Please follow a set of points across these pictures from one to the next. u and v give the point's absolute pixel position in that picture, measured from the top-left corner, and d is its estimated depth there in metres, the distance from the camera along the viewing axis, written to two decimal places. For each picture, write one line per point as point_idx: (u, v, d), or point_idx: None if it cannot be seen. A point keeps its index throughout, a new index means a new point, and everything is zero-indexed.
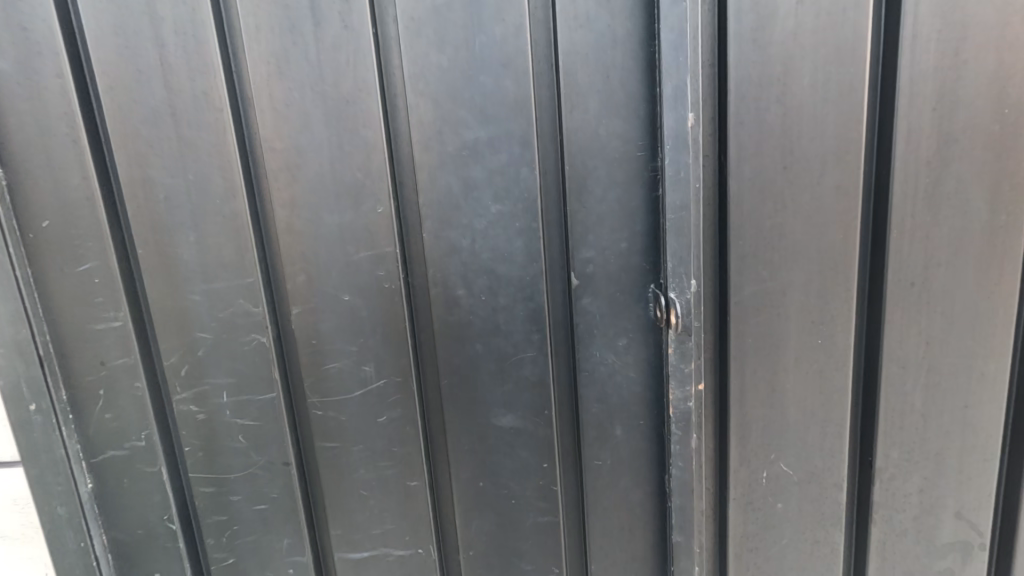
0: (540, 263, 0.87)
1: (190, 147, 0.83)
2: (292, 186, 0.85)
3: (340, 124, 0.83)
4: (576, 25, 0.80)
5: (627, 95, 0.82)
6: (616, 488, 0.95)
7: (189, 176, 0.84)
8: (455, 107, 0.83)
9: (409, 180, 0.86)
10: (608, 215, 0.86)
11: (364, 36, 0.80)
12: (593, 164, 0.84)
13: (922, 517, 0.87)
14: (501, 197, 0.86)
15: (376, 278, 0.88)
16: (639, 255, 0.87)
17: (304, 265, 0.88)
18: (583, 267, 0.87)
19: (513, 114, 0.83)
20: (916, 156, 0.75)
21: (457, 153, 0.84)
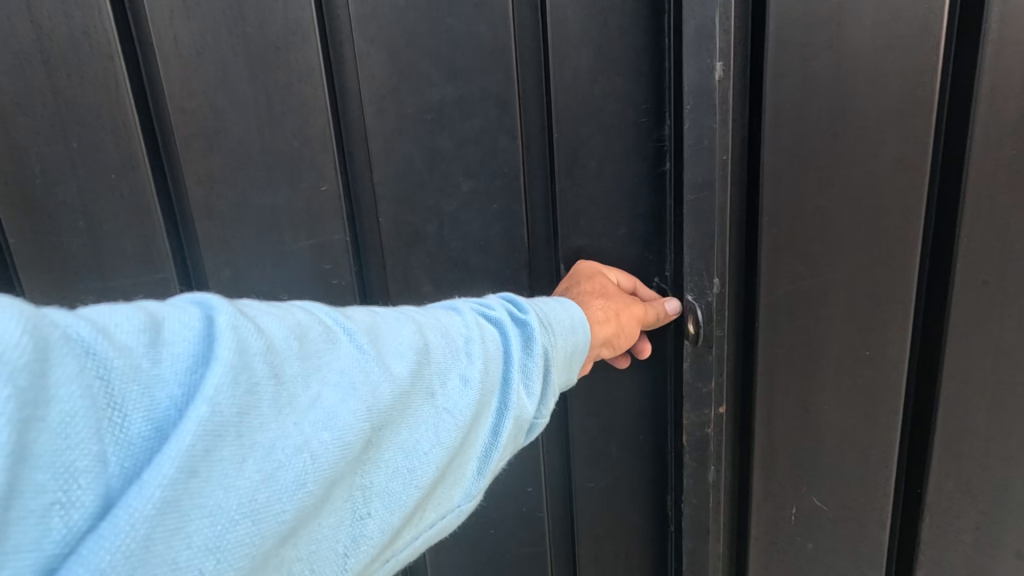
0: (522, 253, 0.73)
1: (72, 104, 0.64)
2: (209, 157, 0.67)
3: (269, 76, 0.65)
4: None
5: (629, 44, 0.67)
6: (609, 512, 0.82)
7: (71, 143, 0.65)
8: (416, 57, 0.66)
9: (362, 151, 0.69)
10: (604, 195, 0.71)
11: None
12: (587, 132, 0.69)
13: (976, 559, 0.77)
14: (475, 172, 0.70)
15: (322, 273, 0.72)
16: (640, 243, 0.73)
17: (229, 257, 0.70)
18: (574, 257, 0.73)
19: (489, 68, 0.67)
20: (996, 122, 0.61)
21: (419, 117, 0.68)
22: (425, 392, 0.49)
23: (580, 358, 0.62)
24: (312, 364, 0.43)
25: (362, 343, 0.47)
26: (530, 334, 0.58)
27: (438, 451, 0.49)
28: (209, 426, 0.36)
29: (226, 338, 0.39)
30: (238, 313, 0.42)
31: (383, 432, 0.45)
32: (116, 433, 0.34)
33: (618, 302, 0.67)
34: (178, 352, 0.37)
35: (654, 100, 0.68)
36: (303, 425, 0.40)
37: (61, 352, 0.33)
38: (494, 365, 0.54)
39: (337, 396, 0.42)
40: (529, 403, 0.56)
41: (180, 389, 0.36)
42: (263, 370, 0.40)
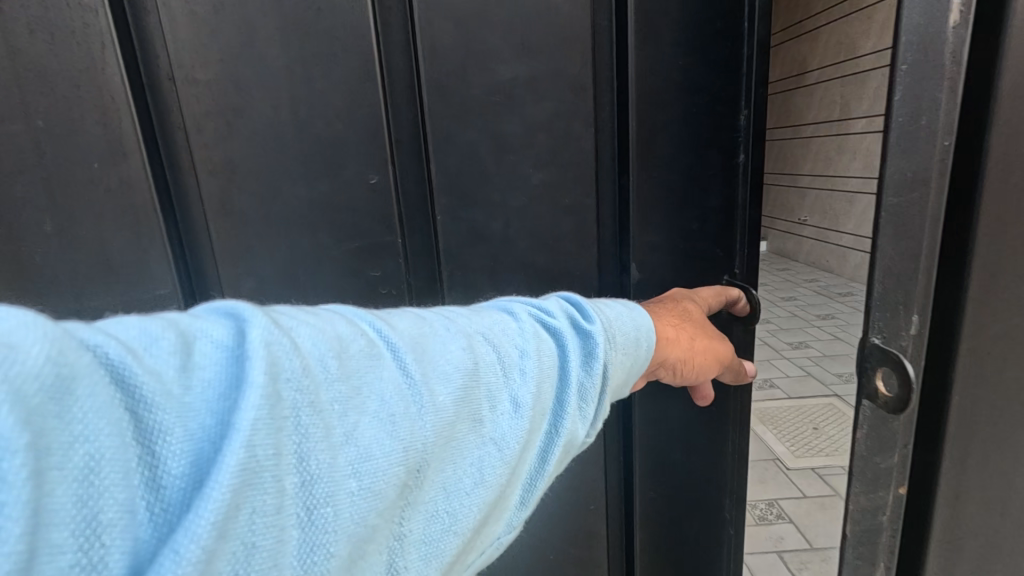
0: (592, 251, 0.68)
1: (36, 70, 0.48)
2: (231, 143, 0.55)
3: (309, 44, 0.54)
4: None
5: (709, 25, 0.63)
6: (667, 515, 0.83)
7: (35, 123, 0.49)
8: (484, 30, 0.58)
9: (418, 139, 0.60)
10: (677, 188, 0.67)
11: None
12: (657, 119, 0.65)
13: None
14: (545, 164, 0.63)
15: (369, 282, 0.62)
16: (710, 239, 0.70)
17: (254, 266, 0.58)
18: (644, 254, 0.69)
19: (562, 46, 0.60)
20: None
21: (485, 100, 0.60)
22: (471, 416, 0.44)
23: (641, 367, 0.59)
24: (353, 390, 0.37)
25: (405, 363, 0.41)
26: (593, 347, 0.54)
27: (479, 489, 0.43)
28: (249, 468, 0.30)
29: (257, 360, 0.33)
30: (276, 330, 0.36)
31: (430, 467, 0.40)
32: (145, 477, 0.28)
33: (694, 329, 0.65)
34: (212, 380, 0.32)
35: (729, 87, 0.64)
36: (342, 465, 0.34)
37: (79, 379, 0.27)
38: (547, 383, 0.50)
39: (377, 430, 0.36)
40: (581, 427, 0.53)
41: (215, 422, 0.30)
42: (304, 400, 0.34)
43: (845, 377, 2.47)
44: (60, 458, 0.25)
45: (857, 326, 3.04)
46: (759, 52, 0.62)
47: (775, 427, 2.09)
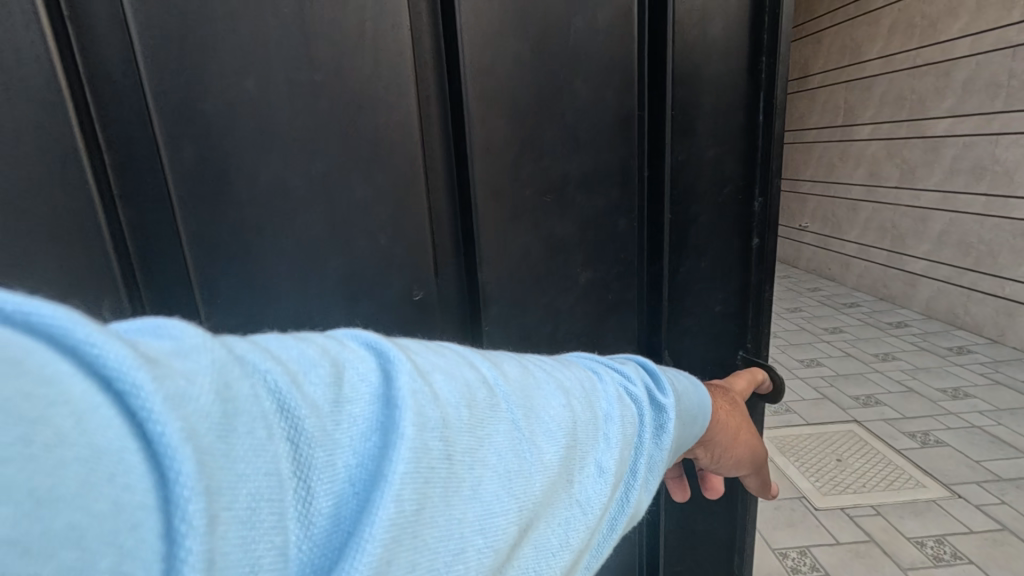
0: (636, 343, 0.74)
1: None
2: (259, 253, 0.54)
3: (354, 149, 0.55)
4: (684, 34, 0.63)
5: (750, 133, 0.68)
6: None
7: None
8: (536, 135, 0.61)
9: (461, 241, 0.64)
10: (705, 275, 0.73)
11: (395, 22, 0.54)
12: (696, 211, 0.70)
13: None
14: (592, 263, 0.68)
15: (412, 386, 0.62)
16: (733, 318, 0.76)
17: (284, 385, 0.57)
18: (676, 333, 0.75)
19: (611, 150, 0.65)
20: None
21: (539, 200, 0.63)
22: (569, 472, 0.41)
23: (688, 443, 0.57)
24: (478, 442, 0.35)
25: (517, 415, 0.39)
26: (665, 421, 0.51)
27: (567, 555, 0.39)
28: (393, 525, 0.28)
29: (407, 407, 0.32)
30: (421, 374, 0.35)
31: (532, 526, 0.37)
32: (304, 523, 0.26)
33: (739, 419, 0.66)
34: (361, 422, 0.30)
35: (748, 173, 0.70)
36: (466, 520, 0.32)
37: (254, 412, 0.26)
38: (629, 451, 0.46)
39: (496, 486, 0.34)
40: (646, 499, 0.49)
41: (363, 469, 0.29)
42: (444, 451, 0.32)
43: (862, 400, 2.39)
44: (231, 499, 0.23)
45: (868, 343, 2.98)
46: (777, 139, 0.67)
47: (798, 460, 2.00)
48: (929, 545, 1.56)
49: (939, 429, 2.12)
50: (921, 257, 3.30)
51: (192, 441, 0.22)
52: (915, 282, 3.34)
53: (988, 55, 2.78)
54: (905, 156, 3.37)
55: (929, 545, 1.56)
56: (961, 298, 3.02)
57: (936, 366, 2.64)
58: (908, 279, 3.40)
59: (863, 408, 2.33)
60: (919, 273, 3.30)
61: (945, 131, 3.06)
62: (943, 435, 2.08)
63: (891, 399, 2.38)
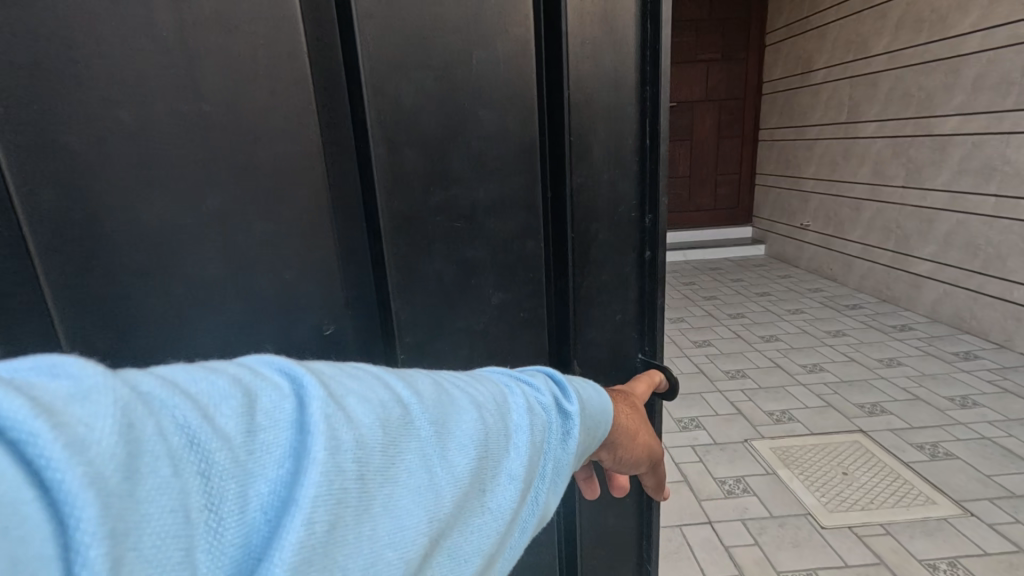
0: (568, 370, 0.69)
1: None
2: (145, 309, 0.47)
3: (250, 186, 0.49)
4: (579, 62, 0.60)
5: (639, 155, 0.66)
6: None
7: None
8: (444, 159, 0.57)
9: (368, 269, 0.57)
10: (607, 288, 0.69)
11: (293, 48, 0.48)
12: (596, 228, 0.66)
13: None
14: (506, 283, 0.63)
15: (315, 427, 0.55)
16: (636, 328, 0.73)
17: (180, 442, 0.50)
18: (586, 349, 0.69)
19: (521, 174, 0.61)
20: None
21: (449, 224, 0.58)
22: (483, 481, 0.38)
23: (591, 450, 0.51)
24: (392, 459, 0.33)
25: (430, 429, 0.37)
26: (570, 427, 0.46)
27: (485, 563, 0.38)
28: (306, 551, 0.27)
29: (319, 431, 0.31)
30: (335, 396, 0.34)
31: (445, 536, 0.35)
32: (212, 555, 0.25)
33: (638, 419, 0.61)
34: (272, 447, 0.29)
35: (640, 190, 0.67)
36: (381, 537, 0.31)
37: (155, 451, 0.25)
38: (540, 457, 0.43)
39: (411, 501, 0.33)
40: (553, 501, 0.46)
41: (276, 495, 0.28)
42: (357, 473, 0.31)
43: (867, 409, 2.31)
44: (136, 540, 0.23)
45: (870, 347, 2.92)
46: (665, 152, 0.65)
47: (801, 473, 1.93)
48: (942, 568, 1.49)
49: (948, 440, 2.05)
50: (926, 258, 3.22)
51: (96, 486, 0.23)
52: (921, 283, 3.26)
53: (999, 50, 2.70)
54: (911, 155, 3.29)
55: (941, 568, 1.49)
56: (968, 301, 2.94)
57: (943, 372, 2.56)
58: (912, 281, 3.32)
59: (870, 418, 2.25)
60: (925, 275, 3.23)
61: (953, 129, 2.98)
62: (953, 447, 2.01)
63: (899, 408, 2.30)
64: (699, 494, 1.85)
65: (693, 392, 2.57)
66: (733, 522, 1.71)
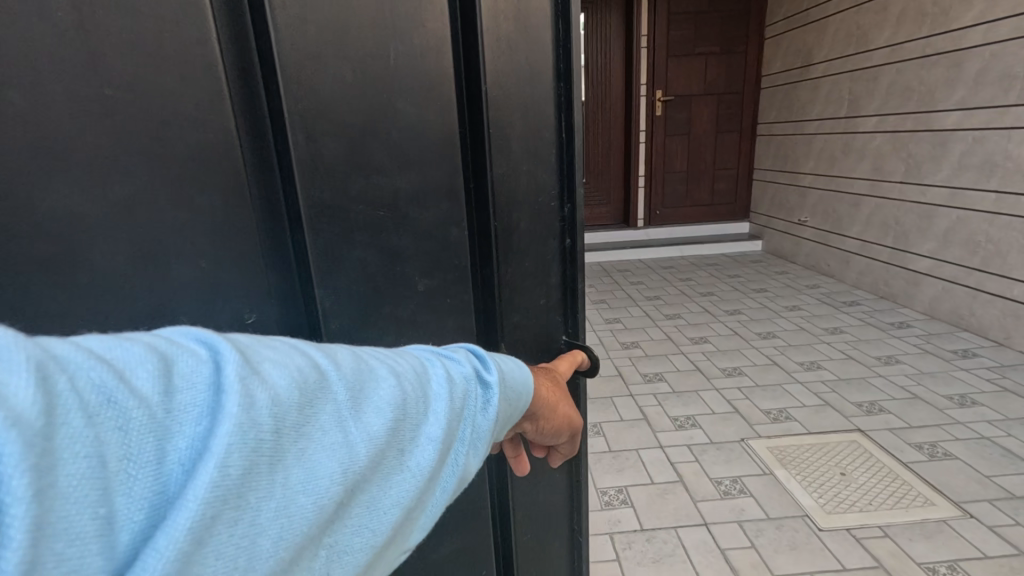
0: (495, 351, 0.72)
1: None
2: (51, 310, 0.42)
3: (161, 172, 0.45)
4: (499, 62, 0.63)
5: (556, 149, 0.73)
6: (543, 542, 0.88)
7: None
8: (364, 147, 0.55)
9: (292, 263, 0.54)
10: (529, 272, 0.73)
11: (200, 36, 0.45)
12: (516, 217, 0.70)
13: None
14: (432, 271, 0.63)
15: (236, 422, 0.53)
16: (557, 310, 0.79)
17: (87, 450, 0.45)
18: (513, 329, 0.73)
19: (443, 166, 0.62)
20: None
21: (371, 214, 0.57)
22: (400, 442, 0.40)
23: (510, 423, 0.53)
24: (308, 419, 0.35)
25: (344, 393, 0.38)
26: (490, 398, 0.48)
27: (401, 516, 0.40)
28: (219, 494, 0.29)
29: (235, 391, 0.32)
30: (251, 360, 0.34)
31: (361, 488, 0.37)
32: (132, 495, 0.27)
33: (558, 393, 0.65)
34: (189, 404, 0.30)
35: (560, 184, 0.74)
36: (295, 484, 0.33)
37: (74, 405, 0.27)
38: (459, 423, 0.45)
39: (326, 455, 0.34)
40: (474, 465, 0.47)
41: (193, 448, 0.29)
42: (271, 429, 0.32)
43: (866, 409, 2.28)
44: (56, 478, 0.25)
45: (872, 345, 2.88)
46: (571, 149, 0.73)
47: (800, 474, 1.89)
48: (943, 572, 1.46)
49: (947, 440, 2.02)
50: (926, 255, 3.19)
51: (17, 428, 0.24)
52: (920, 281, 3.24)
53: (1005, 44, 2.65)
54: (911, 150, 3.26)
55: (941, 572, 1.47)
56: (967, 299, 2.92)
57: (941, 371, 2.54)
58: (911, 278, 3.30)
59: (868, 417, 2.22)
60: (925, 272, 3.20)
61: (955, 124, 2.94)
62: (954, 448, 1.98)
63: (897, 407, 2.28)
64: (694, 495, 1.82)
65: (689, 389, 2.54)
66: (731, 524, 1.68)
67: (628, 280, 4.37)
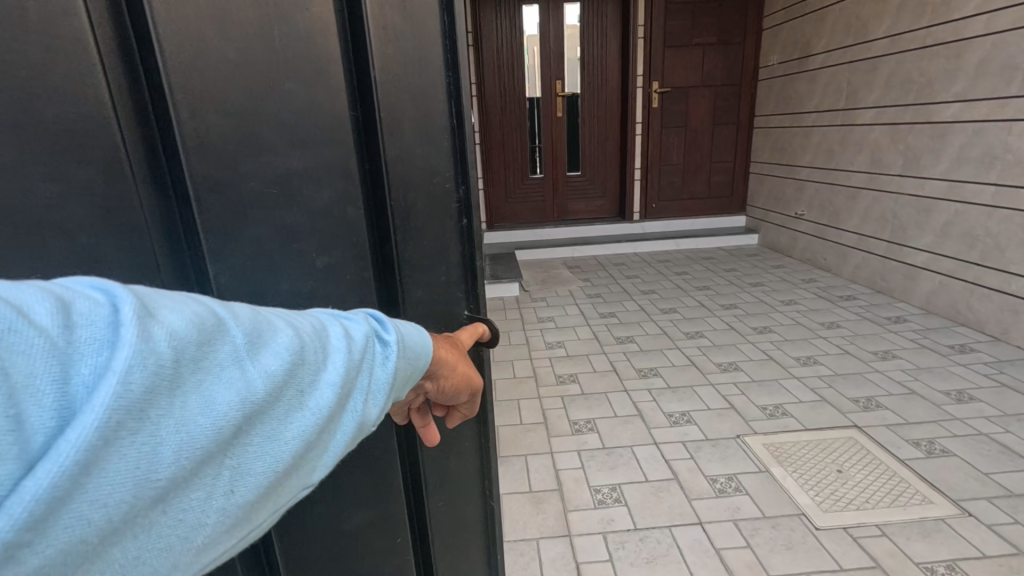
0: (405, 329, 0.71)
1: None
2: None
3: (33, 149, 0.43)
4: (380, 37, 0.57)
5: (450, 129, 0.65)
6: (456, 503, 0.85)
7: None
8: (252, 124, 0.53)
9: (180, 240, 0.53)
10: (427, 251, 0.68)
11: (70, 7, 0.42)
12: (411, 197, 0.64)
13: None
14: (329, 246, 0.60)
15: None
16: (460, 290, 0.73)
17: None
18: (411, 309, 0.69)
19: (334, 146, 0.58)
20: None
21: (262, 191, 0.55)
22: (299, 384, 0.39)
23: (406, 388, 0.52)
24: (206, 354, 0.34)
25: (242, 336, 0.37)
26: (388, 355, 0.47)
27: (301, 453, 0.40)
28: (118, 411, 0.29)
29: (132, 323, 0.32)
30: (146, 305, 0.34)
31: (261, 422, 0.37)
32: (40, 405, 0.28)
33: (457, 353, 0.63)
34: (87, 333, 0.30)
35: (455, 162, 0.66)
36: (194, 408, 0.33)
37: None
38: (364, 373, 0.45)
39: (223, 387, 0.35)
40: (375, 416, 0.47)
41: (93, 370, 0.29)
42: (170, 357, 0.32)
43: (862, 405, 2.24)
44: None
45: (867, 339, 2.85)
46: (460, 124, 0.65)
47: (797, 471, 1.86)
48: (941, 572, 1.43)
49: (945, 436, 2.00)
50: (926, 249, 3.14)
51: None
52: (916, 276, 3.22)
53: (1006, 34, 2.61)
54: (910, 143, 3.21)
55: (939, 572, 1.44)
56: (965, 293, 2.89)
57: (938, 366, 2.51)
58: (909, 272, 3.26)
59: (863, 412, 2.19)
60: (920, 266, 3.17)
61: (955, 116, 2.90)
62: (953, 445, 1.95)
63: (896, 404, 2.24)
64: (689, 493, 1.79)
65: (682, 385, 2.51)
66: (727, 523, 1.65)
67: (623, 274, 4.33)
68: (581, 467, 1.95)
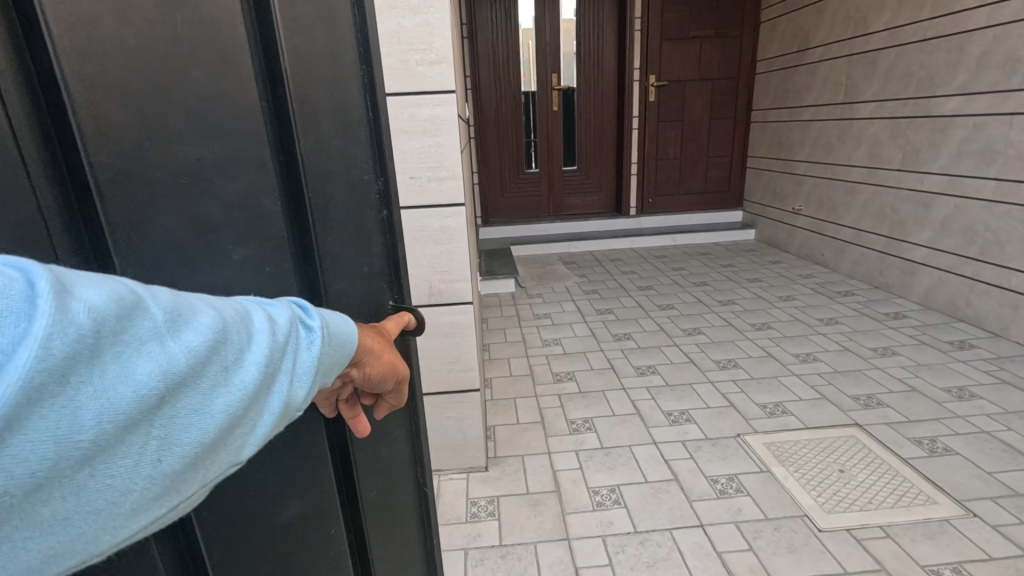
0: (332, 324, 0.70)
1: None
2: None
3: None
4: (293, 36, 0.59)
5: (367, 125, 0.71)
6: (390, 492, 0.86)
7: None
8: (159, 111, 0.50)
9: (83, 235, 0.48)
10: (350, 241, 0.70)
11: None
12: (333, 189, 0.67)
13: None
14: (248, 237, 0.58)
15: None
16: (386, 278, 0.77)
17: None
18: (338, 298, 0.70)
19: (252, 137, 0.57)
20: None
21: (171, 182, 0.52)
22: (223, 361, 0.39)
23: (334, 376, 0.52)
24: (127, 328, 0.34)
25: (164, 314, 0.37)
26: (316, 343, 0.47)
27: (225, 430, 0.40)
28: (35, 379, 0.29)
29: (50, 294, 0.31)
30: (61, 280, 0.33)
31: (182, 396, 0.37)
32: None
33: (382, 343, 0.64)
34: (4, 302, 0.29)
35: (375, 159, 0.73)
36: (113, 378, 0.33)
37: None
38: (291, 356, 0.45)
39: (144, 361, 0.35)
40: (303, 400, 0.47)
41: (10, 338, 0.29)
42: (91, 329, 0.32)
43: (862, 401, 2.23)
44: None
45: (868, 336, 2.82)
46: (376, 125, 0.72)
47: (798, 470, 1.83)
48: None
49: (947, 435, 1.97)
50: (926, 245, 3.10)
51: None
52: (915, 270, 3.18)
53: (1007, 27, 2.58)
54: (911, 137, 3.17)
55: None
56: (965, 288, 2.86)
57: (939, 363, 2.49)
58: (909, 268, 3.23)
59: (864, 411, 2.16)
60: (920, 261, 3.15)
61: (955, 110, 2.87)
62: (954, 443, 1.93)
63: (896, 401, 2.21)
64: (689, 495, 1.75)
65: (682, 383, 2.47)
66: (727, 525, 1.61)
67: (620, 270, 4.29)
68: (580, 467, 1.91)
